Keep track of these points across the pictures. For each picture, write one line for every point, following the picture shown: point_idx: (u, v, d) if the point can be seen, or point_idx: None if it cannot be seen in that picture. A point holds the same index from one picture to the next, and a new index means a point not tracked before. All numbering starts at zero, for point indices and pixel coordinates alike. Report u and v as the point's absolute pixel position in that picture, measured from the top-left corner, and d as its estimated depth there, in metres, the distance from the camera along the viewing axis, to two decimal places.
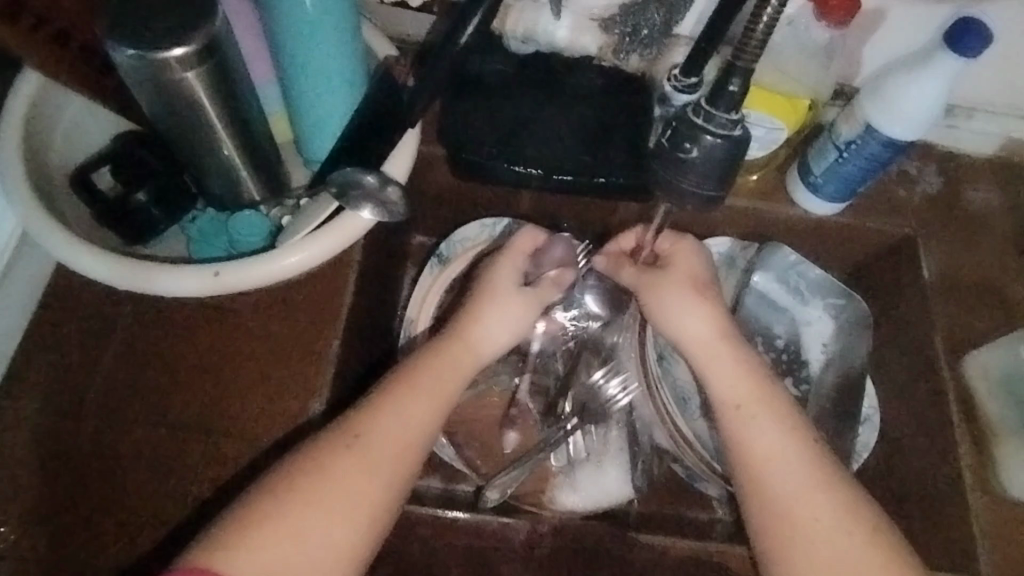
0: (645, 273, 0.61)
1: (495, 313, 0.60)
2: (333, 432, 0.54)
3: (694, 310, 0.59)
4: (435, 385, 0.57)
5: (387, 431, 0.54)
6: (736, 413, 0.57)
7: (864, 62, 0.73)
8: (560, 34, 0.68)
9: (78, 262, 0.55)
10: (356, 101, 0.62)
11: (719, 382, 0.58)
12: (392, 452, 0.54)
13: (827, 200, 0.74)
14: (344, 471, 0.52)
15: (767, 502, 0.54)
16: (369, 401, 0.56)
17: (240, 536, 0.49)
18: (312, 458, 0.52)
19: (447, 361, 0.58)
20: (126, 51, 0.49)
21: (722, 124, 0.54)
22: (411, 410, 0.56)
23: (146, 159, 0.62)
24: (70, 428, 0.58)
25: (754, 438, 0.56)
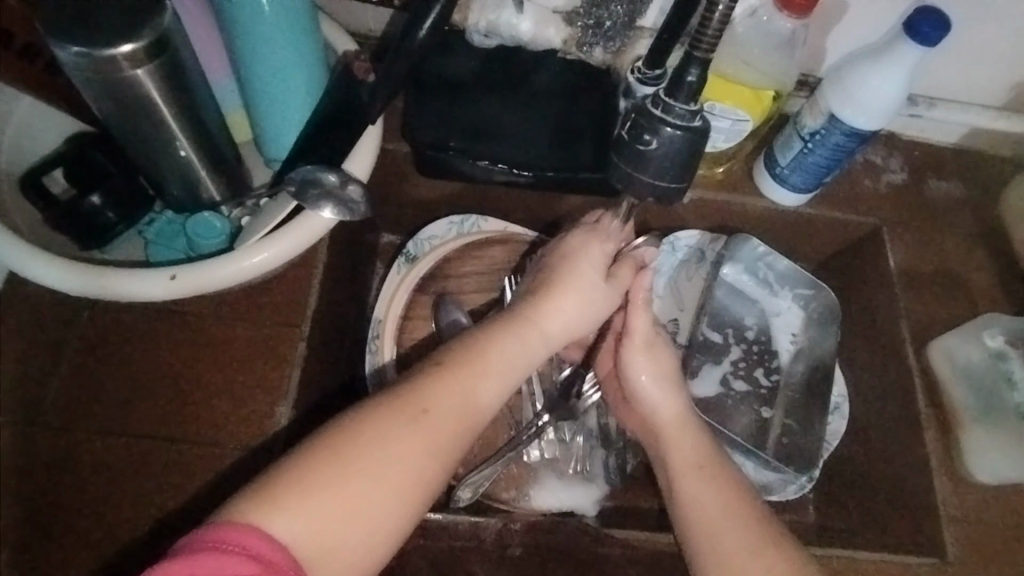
0: (647, 335, 0.62)
1: (575, 296, 0.59)
2: (402, 398, 0.51)
3: (660, 380, 0.62)
4: (501, 363, 0.55)
5: (451, 407, 0.52)
6: (694, 475, 0.58)
7: (830, 53, 0.73)
8: (523, 26, 0.67)
9: (34, 269, 0.54)
10: (316, 98, 0.62)
11: (678, 449, 0.60)
12: (453, 430, 0.51)
13: (793, 190, 0.74)
14: (406, 444, 0.49)
15: (716, 556, 0.54)
16: (440, 370, 0.53)
17: (295, 495, 0.45)
18: (378, 424, 0.49)
19: (517, 341, 0.56)
20: (71, 48, 0.47)
21: (681, 116, 0.55)
22: (478, 389, 0.53)
23: (101, 162, 0.61)
24: (29, 436, 0.57)
25: (705, 502, 0.56)
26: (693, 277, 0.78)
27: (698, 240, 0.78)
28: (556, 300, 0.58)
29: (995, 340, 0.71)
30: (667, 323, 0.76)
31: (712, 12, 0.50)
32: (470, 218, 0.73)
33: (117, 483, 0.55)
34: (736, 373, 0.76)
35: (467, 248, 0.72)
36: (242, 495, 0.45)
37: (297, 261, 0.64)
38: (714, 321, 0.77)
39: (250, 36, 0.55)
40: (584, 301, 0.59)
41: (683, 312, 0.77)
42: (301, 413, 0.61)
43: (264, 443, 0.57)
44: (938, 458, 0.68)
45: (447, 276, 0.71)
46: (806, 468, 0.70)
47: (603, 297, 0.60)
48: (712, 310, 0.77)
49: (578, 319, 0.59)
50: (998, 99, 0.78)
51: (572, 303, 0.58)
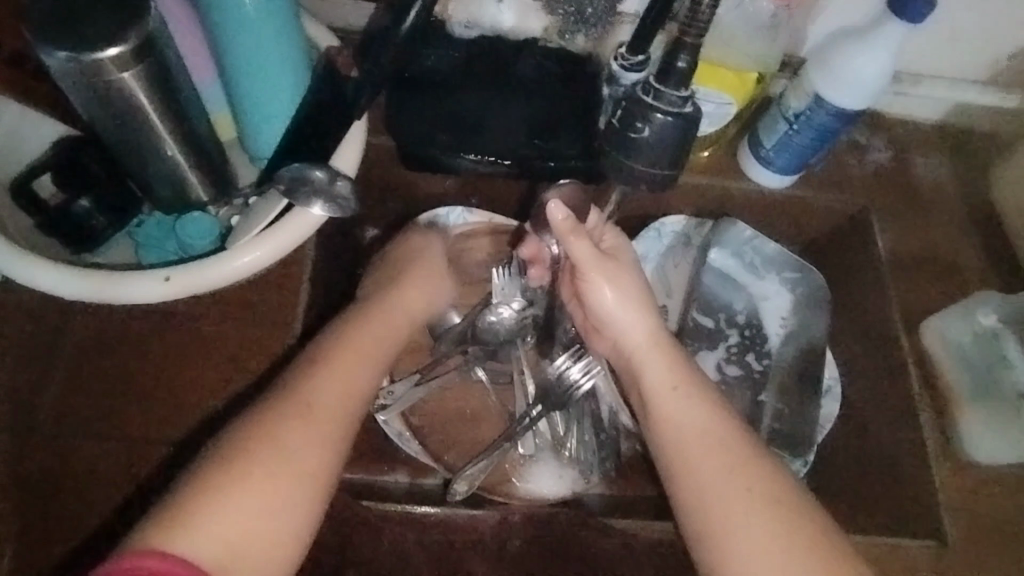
0: (600, 264, 0.61)
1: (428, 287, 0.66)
2: (281, 402, 0.51)
3: (627, 304, 0.61)
4: (346, 369, 0.55)
5: (331, 392, 0.53)
6: (669, 394, 0.57)
7: (813, 35, 0.74)
8: (504, 17, 0.67)
9: (30, 276, 0.54)
10: (302, 94, 0.62)
11: (651, 372, 0.58)
12: (342, 410, 0.53)
13: (778, 172, 0.75)
14: (294, 436, 0.50)
15: (691, 480, 0.53)
16: (290, 377, 0.54)
17: (188, 512, 0.44)
18: (263, 429, 0.49)
19: (367, 326, 0.60)
20: (59, 54, 0.47)
21: (673, 102, 0.56)
22: (356, 363, 0.56)
23: (89, 168, 0.61)
24: (25, 442, 0.57)
25: (677, 422, 0.55)
26: (679, 263, 0.78)
27: (684, 226, 0.78)
28: (411, 282, 0.65)
29: (988, 319, 0.72)
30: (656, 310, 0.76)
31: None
32: (457, 210, 0.72)
33: (116, 485, 0.56)
34: (727, 359, 0.76)
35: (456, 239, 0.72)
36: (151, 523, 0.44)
37: (286, 260, 0.64)
38: (704, 307, 0.77)
39: (236, 36, 0.55)
40: (440, 280, 0.67)
41: (671, 299, 0.77)
42: None
43: None
44: (936, 442, 0.69)
45: None
46: (799, 451, 0.70)
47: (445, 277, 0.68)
48: (701, 295, 0.78)
49: (435, 297, 0.67)
50: (982, 74, 0.78)
51: (421, 290, 0.66)
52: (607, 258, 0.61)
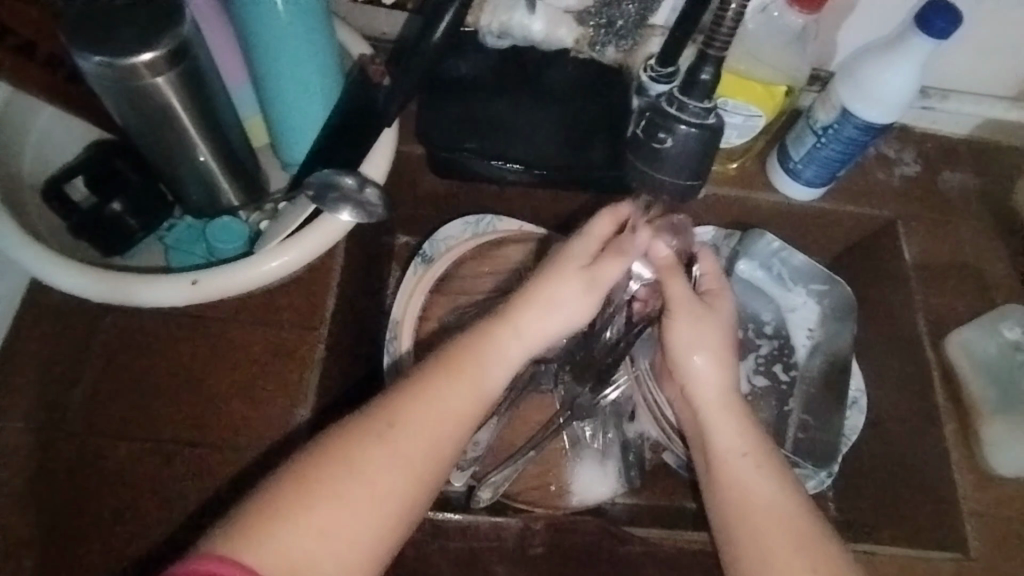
0: (684, 299, 0.55)
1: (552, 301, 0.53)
2: (372, 415, 0.50)
3: (713, 361, 0.55)
4: (464, 373, 0.52)
5: (426, 420, 0.50)
6: (739, 460, 0.53)
7: (842, 47, 0.73)
8: (536, 27, 0.67)
9: (59, 276, 0.54)
10: (333, 101, 0.62)
11: (723, 434, 0.54)
12: (430, 442, 0.50)
13: (806, 184, 0.74)
14: (374, 463, 0.48)
15: (755, 559, 0.50)
16: (399, 387, 0.52)
17: (267, 522, 0.45)
18: (351, 444, 0.48)
19: (489, 348, 0.53)
20: (93, 58, 0.48)
21: (697, 113, 0.55)
22: (461, 390, 0.52)
23: (121, 169, 0.61)
24: (53, 442, 0.58)
25: (745, 492, 0.52)
26: None
27: (713, 235, 0.78)
28: (537, 301, 0.54)
29: (1012, 332, 0.71)
30: None
31: (723, 11, 0.50)
32: (485, 218, 0.74)
33: (143, 486, 0.56)
34: (752, 372, 0.75)
35: (486, 246, 0.72)
36: (227, 527, 0.45)
37: (314, 265, 0.64)
38: (731, 316, 0.77)
39: (268, 42, 0.56)
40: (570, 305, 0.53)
41: None
42: (320, 416, 0.62)
43: (285, 446, 0.58)
44: (958, 450, 0.68)
45: (463, 276, 0.71)
46: (824, 463, 0.70)
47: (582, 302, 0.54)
48: (728, 304, 0.77)
49: (559, 327, 0.54)
50: (1012, 89, 0.78)
51: (556, 315, 0.53)
52: (699, 303, 0.55)
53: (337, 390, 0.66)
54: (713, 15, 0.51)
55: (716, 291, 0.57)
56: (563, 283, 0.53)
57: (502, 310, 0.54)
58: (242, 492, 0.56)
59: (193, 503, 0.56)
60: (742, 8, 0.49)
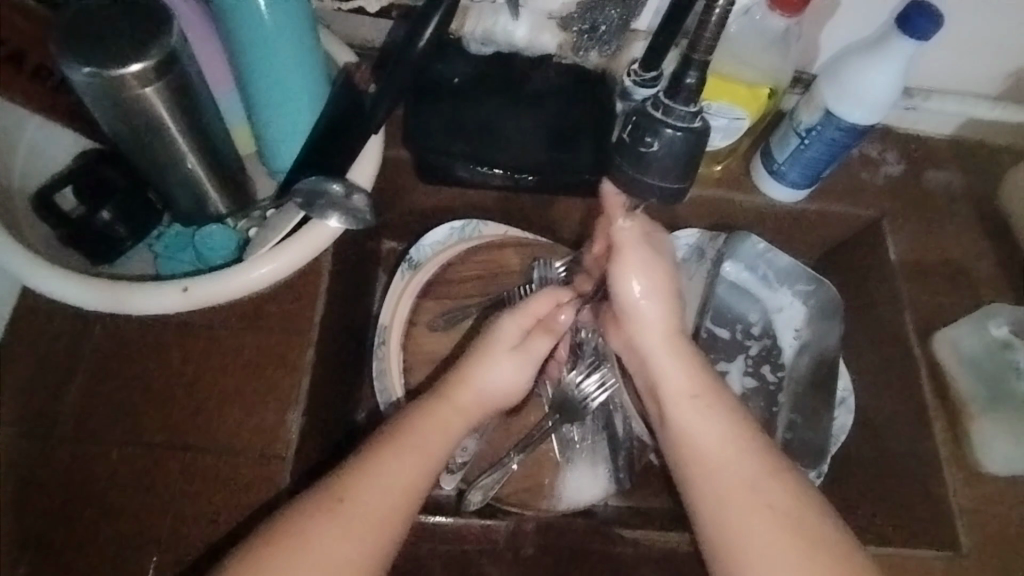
0: (631, 244, 0.57)
1: (489, 370, 0.60)
2: (322, 492, 0.52)
3: (656, 304, 0.58)
4: (406, 445, 0.55)
5: (375, 495, 0.52)
6: (688, 402, 0.56)
7: (825, 49, 0.74)
8: (519, 33, 0.68)
9: (48, 284, 0.55)
10: (319, 109, 0.63)
11: (669, 374, 0.57)
12: (380, 518, 0.52)
13: (791, 185, 0.75)
14: (326, 537, 0.50)
15: (710, 494, 0.53)
16: (347, 465, 0.54)
17: None
18: (300, 521, 0.50)
19: (429, 424, 0.57)
20: (82, 69, 0.48)
21: (682, 117, 0.56)
22: (406, 462, 0.54)
23: (109, 178, 0.61)
24: (45, 450, 0.58)
25: (695, 435, 0.55)
26: (694, 275, 0.78)
27: (698, 239, 0.78)
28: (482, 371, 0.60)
29: (1000, 329, 0.72)
30: None
31: (709, 16, 0.51)
32: (472, 222, 0.74)
33: (136, 493, 0.56)
34: (737, 369, 0.77)
35: (471, 250, 0.73)
36: None
37: (303, 271, 0.65)
38: (718, 317, 0.79)
39: (255, 50, 0.56)
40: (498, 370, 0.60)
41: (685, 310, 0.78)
42: (310, 421, 0.62)
43: (274, 450, 0.58)
44: (947, 446, 0.69)
45: (451, 280, 0.72)
46: (815, 461, 0.70)
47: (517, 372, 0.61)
48: (715, 306, 0.79)
49: (505, 389, 0.61)
50: (994, 88, 0.78)
51: (494, 373, 0.60)
52: (644, 246, 0.57)
53: (327, 395, 0.66)
54: (698, 19, 0.52)
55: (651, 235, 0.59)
56: (495, 358, 0.61)
57: (443, 388, 0.59)
58: (231, 497, 0.56)
59: (185, 509, 0.56)
60: (728, 10, 0.50)
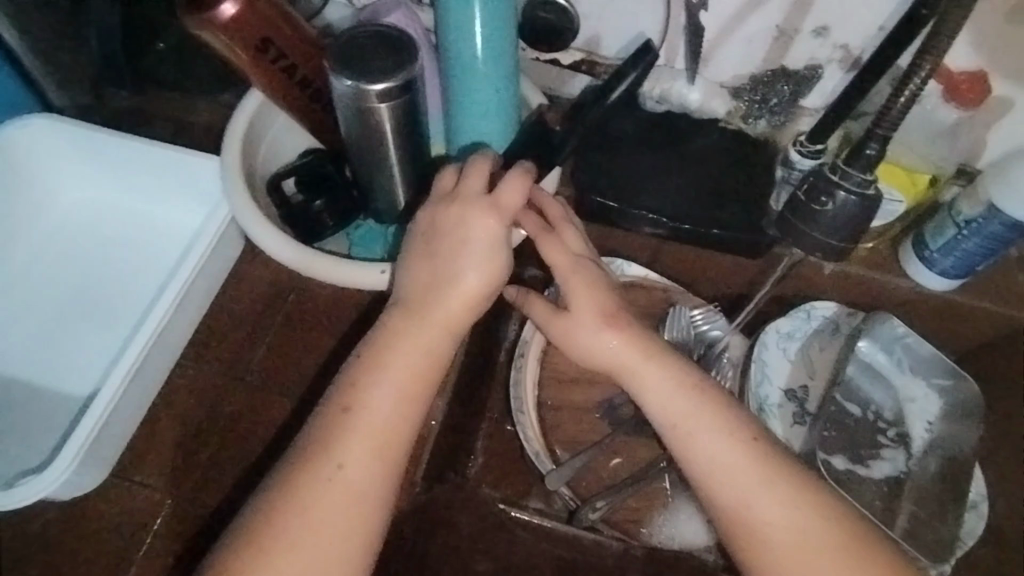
0: (549, 315, 0.60)
1: (468, 266, 0.56)
2: (312, 456, 0.53)
3: (623, 339, 0.58)
4: (389, 372, 0.55)
5: (392, 390, 0.54)
6: (704, 444, 0.55)
7: (992, 145, 0.75)
8: (693, 96, 0.76)
9: (272, 243, 0.63)
10: (506, 142, 0.70)
11: (660, 406, 0.57)
12: (373, 454, 0.53)
13: (942, 275, 0.76)
14: (328, 497, 0.52)
15: (738, 514, 0.53)
16: (327, 413, 0.54)
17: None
18: (297, 489, 0.52)
19: (417, 328, 0.55)
20: (344, 81, 0.58)
21: (858, 183, 0.59)
22: (411, 354, 0.55)
23: (330, 174, 0.72)
24: (229, 388, 0.68)
25: (729, 473, 0.54)
26: (825, 347, 0.78)
27: (834, 313, 0.78)
28: (443, 285, 0.56)
29: None
30: (796, 389, 0.76)
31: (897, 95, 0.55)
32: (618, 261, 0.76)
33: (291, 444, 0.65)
34: (870, 455, 0.75)
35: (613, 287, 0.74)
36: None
37: None
38: (848, 394, 0.77)
39: (471, 82, 0.66)
40: (482, 267, 0.56)
41: (813, 380, 0.77)
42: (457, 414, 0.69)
43: None
44: None
45: None
46: (936, 557, 0.69)
47: (498, 252, 0.56)
48: (846, 384, 0.77)
49: (491, 276, 0.56)
50: None
51: (471, 281, 0.56)
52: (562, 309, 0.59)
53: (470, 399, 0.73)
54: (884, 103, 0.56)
55: (568, 270, 0.59)
56: (461, 258, 0.56)
57: (407, 296, 0.57)
58: None
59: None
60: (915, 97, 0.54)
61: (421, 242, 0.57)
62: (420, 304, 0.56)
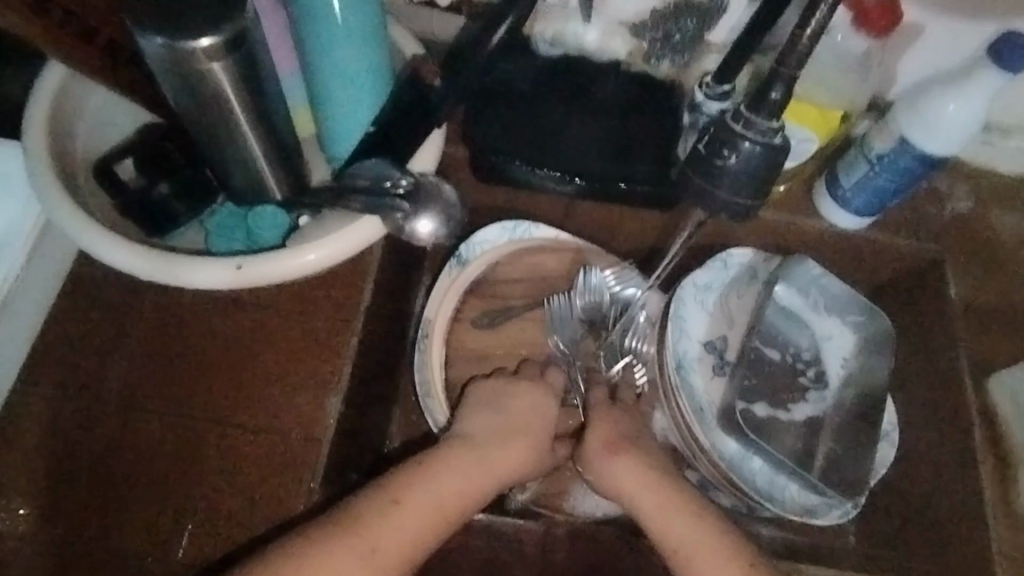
0: (602, 446, 0.64)
1: (521, 404, 0.65)
2: (334, 528, 0.53)
3: (633, 454, 0.63)
4: (435, 485, 0.57)
5: (432, 498, 0.57)
6: (654, 497, 0.60)
7: (901, 77, 0.71)
8: (589, 37, 0.69)
9: (102, 248, 0.55)
10: (381, 100, 0.62)
11: (622, 464, 0.62)
12: (397, 556, 0.54)
13: (854, 214, 0.73)
14: (337, 571, 0.52)
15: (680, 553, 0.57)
16: (371, 496, 0.56)
17: None
18: (314, 556, 0.51)
19: (464, 462, 0.59)
20: (154, 39, 0.48)
21: (762, 131, 0.51)
22: (456, 475, 0.58)
23: (170, 152, 0.62)
24: (83, 413, 0.58)
25: (646, 515, 0.60)
26: (743, 295, 0.74)
27: (752, 258, 0.74)
28: (513, 446, 0.62)
29: None
30: (714, 342, 0.73)
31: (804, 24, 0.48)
32: (521, 224, 0.72)
33: (168, 470, 0.56)
34: (791, 399, 0.72)
35: (520, 253, 0.72)
36: None
37: (351, 261, 0.64)
38: (767, 339, 0.74)
39: (326, 39, 0.56)
40: (528, 413, 0.64)
41: (732, 329, 0.74)
42: (348, 412, 0.61)
43: (316, 437, 0.57)
44: (993, 490, 0.66)
45: (497, 280, 0.71)
46: (851, 493, 0.67)
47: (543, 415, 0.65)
48: (764, 329, 0.74)
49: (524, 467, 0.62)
50: None
51: (523, 447, 0.62)
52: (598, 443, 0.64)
53: (366, 391, 0.66)
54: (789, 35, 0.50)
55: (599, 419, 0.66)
56: (523, 431, 0.63)
57: (472, 437, 0.62)
58: (269, 491, 0.55)
59: (214, 508, 0.55)
60: (823, 24, 0.48)
61: (494, 390, 0.65)
62: (501, 423, 0.63)
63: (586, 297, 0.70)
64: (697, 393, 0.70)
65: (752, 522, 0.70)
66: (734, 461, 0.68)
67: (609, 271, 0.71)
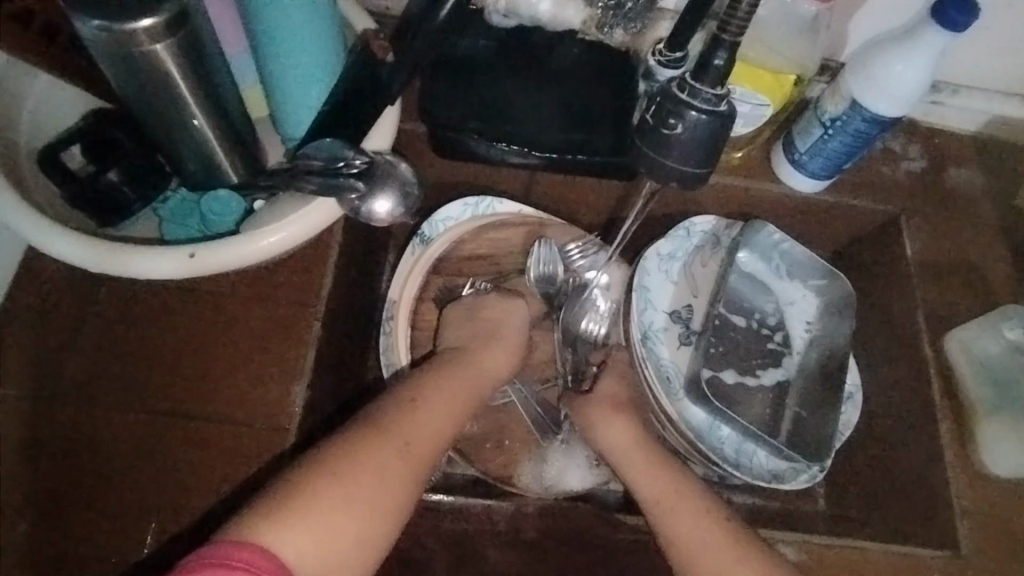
0: (606, 421, 0.65)
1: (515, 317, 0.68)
2: (365, 428, 0.56)
3: (625, 427, 0.64)
4: (444, 386, 0.61)
5: (446, 393, 0.61)
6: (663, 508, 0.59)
7: (853, 39, 0.72)
8: (543, 7, 0.67)
9: (53, 242, 0.54)
10: (334, 79, 0.61)
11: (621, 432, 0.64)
12: (425, 444, 0.57)
13: (810, 176, 0.74)
14: (381, 460, 0.54)
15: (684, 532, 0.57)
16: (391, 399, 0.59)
17: (276, 515, 0.49)
18: (351, 451, 0.54)
19: (464, 368, 0.63)
20: (91, 22, 0.46)
21: (708, 100, 0.51)
22: (463, 377, 0.63)
23: (118, 139, 0.60)
24: (40, 411, 0.56)
25: (654, 492, 0.60)
26: (707, 263, 0.75)
27: (714, 226, 0.75)
28: (499, 353, 0.66)
29: (1014, 332, 0.71)
30: (679, 311, 0.74)
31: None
32: (485, 199, 0.72)
33: (133, 463, 0.55)
34: (759, 365, 0.74)
35: (483, 229, 0.71)
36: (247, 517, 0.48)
37: (312, 243, 0.64)
38: (732, 306, 0.75)
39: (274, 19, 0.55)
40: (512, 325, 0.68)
41: (697, 298, 0.74)
42: (314, 395, 0.61)
43: (283, 423, 0.57)
44: (953, 447, 0.67)
45: (462, 257, 0.71)
46: (817, 456, 0.68)
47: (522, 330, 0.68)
48: (728, 295, 0.75)
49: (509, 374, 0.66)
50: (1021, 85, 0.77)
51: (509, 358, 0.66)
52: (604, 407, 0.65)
53: (333, 373, 0.65)
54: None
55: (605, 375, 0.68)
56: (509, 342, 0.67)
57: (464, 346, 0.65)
58: (238, 479, 0.55)
59: (182, 498, 0.54)
60: None
61: (456, 306, 0.68)
62: (482, 329, 0.66)
63: (549, 266, 0.70)
64: (664, 363, 0.71)
65: (723, 490, 0.70)
66: (703, 432, 0.70)
67: (574, 245, 0.72)
